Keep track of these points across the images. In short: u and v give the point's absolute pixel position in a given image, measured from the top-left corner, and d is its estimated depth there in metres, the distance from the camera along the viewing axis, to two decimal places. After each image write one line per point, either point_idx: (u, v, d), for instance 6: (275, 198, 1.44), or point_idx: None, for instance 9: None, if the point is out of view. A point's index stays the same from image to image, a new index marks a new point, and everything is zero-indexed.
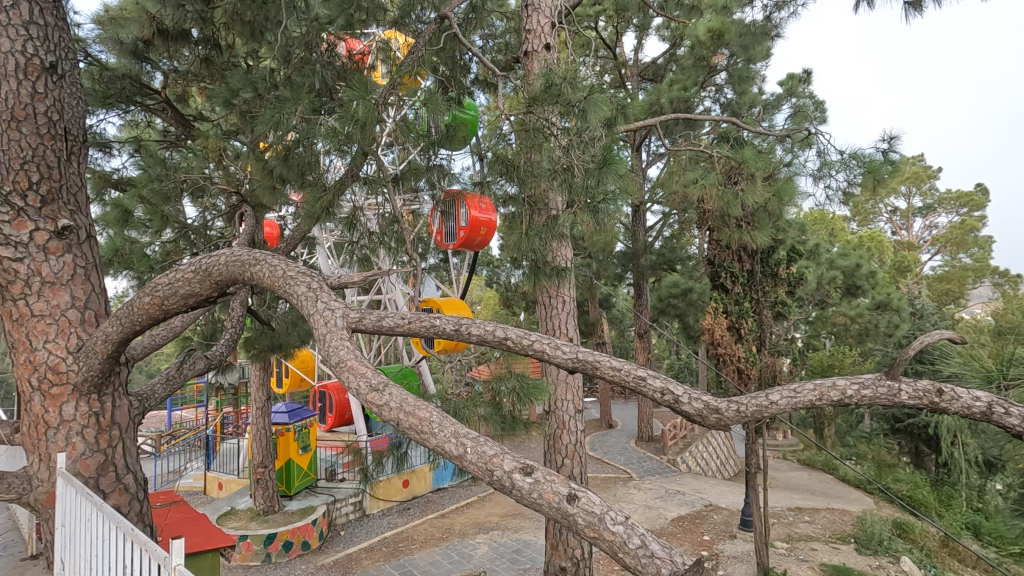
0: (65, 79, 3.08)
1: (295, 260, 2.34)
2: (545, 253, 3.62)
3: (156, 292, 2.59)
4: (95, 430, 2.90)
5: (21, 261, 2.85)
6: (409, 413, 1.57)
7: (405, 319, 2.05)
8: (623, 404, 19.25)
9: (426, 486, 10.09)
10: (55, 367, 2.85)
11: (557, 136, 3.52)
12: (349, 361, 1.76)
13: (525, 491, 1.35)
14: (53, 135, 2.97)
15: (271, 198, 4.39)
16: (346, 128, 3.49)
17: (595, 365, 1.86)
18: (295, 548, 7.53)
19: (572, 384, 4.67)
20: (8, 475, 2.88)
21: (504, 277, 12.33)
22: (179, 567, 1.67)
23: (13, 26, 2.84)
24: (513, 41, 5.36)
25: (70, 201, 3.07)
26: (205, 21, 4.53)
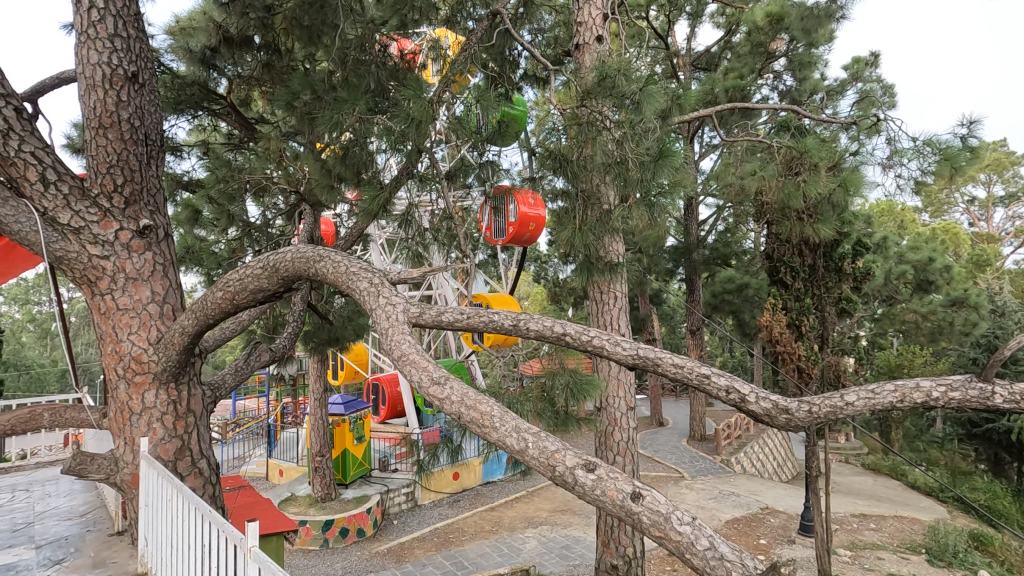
0: (144, 87, 3.28)
1: (357, 255, 2.42)
2: (598, 249, 3.57)
3: (226, 287, 2.73)
4: (173, 416, 3.09)
5: (108, 258, 3.07)
6: (469, 407, 1.59)
7: (464, 314, 2.07)
8: (673, 402, 18.89)
9: (476, 479, 10.22)
10: (138, 357, 3.06)
11: (610, 129, 3.46)
12: (411, 355, 1.80)
13: (587, 487, 1.35)
14: (135, 140, 3.17)
15: (329, 196, 4.53)
16: (402, 127, 3.57)
17: (657, 362, 1.84)
18: (351, 535, 7.80)
19: (623, 380, 4.62)
20: (98, 457, 3.11)
21: (552, 273, 12.30)
22: (254, 549, 1.75)
23: (100, 40, 3.05)
24: (564, 34, 5.31)
25: (150, 202, 3.27)
26: (266, 26, 4.71)
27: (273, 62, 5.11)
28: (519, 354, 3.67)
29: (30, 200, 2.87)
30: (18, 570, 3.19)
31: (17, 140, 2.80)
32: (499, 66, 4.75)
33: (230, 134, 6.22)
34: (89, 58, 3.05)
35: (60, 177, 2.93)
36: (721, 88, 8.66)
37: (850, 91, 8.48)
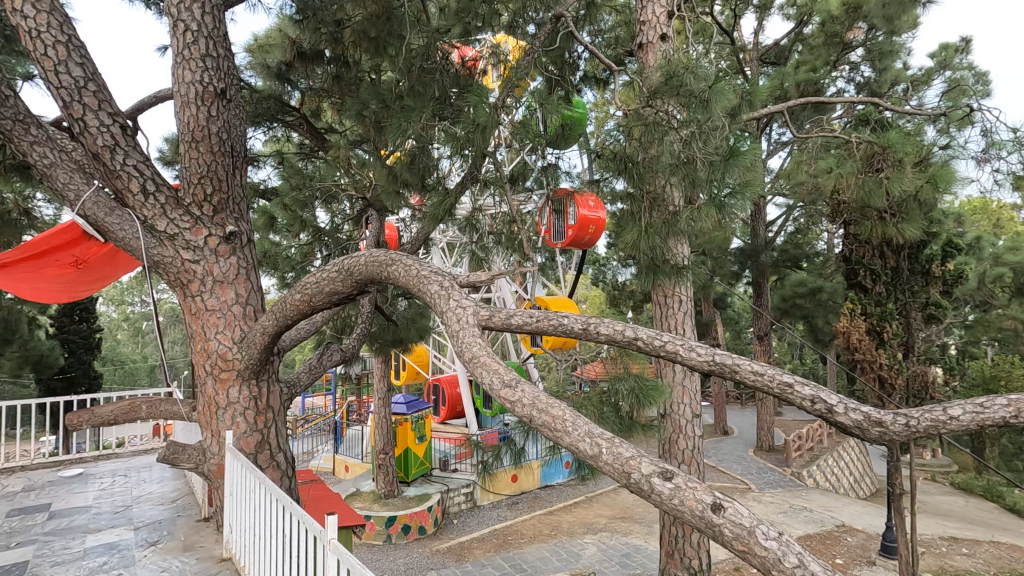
0: (231, 103, 3.49)
1: (427, 260, 2.48)
2: (664, 252, 3.48)
3: (304, 290, 2.86)
4: (255, 411, 3.28)
5: (198, 262, 3.29)
6: (541, 411, 1.61)
7: (534, 317, 2.08)
8: (738, 410, 18.18)
9: (534, 482, 10.21)
10: (224, 355, 3.27)
11: (677, 128, 3.38)
12: (481, 357, 1.84)
13: (665, 496, 1.33)
14: (223, 152, 3.39)
15: (394, 201, 4.66)
16: (466, 133, 3.63)
17: (735, 368, 1.79)
18: (412, 532, 7.98)
19: (689, 386, 4.48)
20: (189, 447, 3.34)
21: (611, 275, 12.09)
22: (333, 541, 1.82)
23: (194, 60, 3.29)
24: (624, 34, 5.23)
25: (235, 210, 3.50)
26: (336, 40, 4.92)
27: (342, 74, 5.35)
28: (580, 358, 3.59)
29: (134, 209, 3.16)
30: (119, 549, 3.46)
31: (123, 155, 3.08)
32: (559, 69, 4.74)
33: (301, 143, 6.53)
34: (184, 77, 3.29)
35: (158, 188, 3.19)
36: (791, 82, 8.27)
37: (938, 80, 7.87)
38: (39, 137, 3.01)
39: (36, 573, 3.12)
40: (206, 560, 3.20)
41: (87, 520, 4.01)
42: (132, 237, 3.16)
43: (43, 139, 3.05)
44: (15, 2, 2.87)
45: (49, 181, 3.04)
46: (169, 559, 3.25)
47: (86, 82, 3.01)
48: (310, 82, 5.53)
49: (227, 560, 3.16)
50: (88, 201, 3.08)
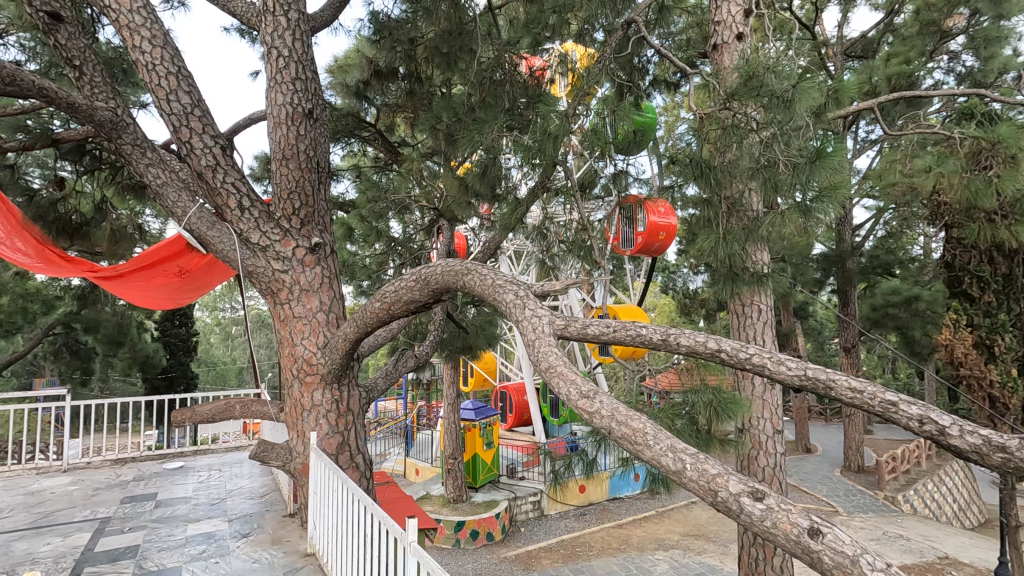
0: (318, 122, 3.71)
1: (502, 269, 2.53)
2: (743, 259, 3.33)
3: (384, 299, 2.97)
4: (336, 414, 3.45)
5: (287, 272, 3.51)
6: (621, 423, 1.62)
7: (611, 328, 2.05)
8: (822, 426, 17.03)
9: (602, 494, 10.03)
10: (309, 360, 3.46)
11: (757, 130, 3.24)
12: (558, 367, 1.86)
13: (756, 517, 1.29)
14: (310, 168, 3.60)
15: (465, 211, 4.75)
16: (538, 143, 3.66)
17: (830, 385, 1.69)
18: (481, 538, 8.05)
19: (770, 401, 4.24)
20: (278, 445, 3.55)
21: (683, 283, 11.70)
22: (414, 544, 1.87)
23: (285, 84, 3.53)
24: (696, 35, 5.08)
25: (320, 222, 3.69)
26: (410, 58, 5.12)
27: (415, 89, 5.54)
28: (651, 369, 3.48)
29: (232, 223, 3.42)
30: (216, 538, 3.72)
31: (223, 173, 3.35)
32: (628, 74, 4.68)
33: (376, 157, 6.80)
34: (277, 100, 3.54)
35: (253, 203, 3.43)
36: (881, 76, 7.70)
37: None
38: (154, 159, 3.44)
39: (146, 557, 3.42)
40: (292, 554, 3.38)
41: (188, 510, 4.34)
42: (230, 249, 3.44)
43: (157, 161, 3.46)
44: (135, 40, 3.22)
45: (161, 199, 3.45)
46: (260, 551, 3.47)
47: (193, 108, 3.30)
48: (385, 99, 5.77)
49: (311, 555, 3.33)
50: (194, 216, 3.43)
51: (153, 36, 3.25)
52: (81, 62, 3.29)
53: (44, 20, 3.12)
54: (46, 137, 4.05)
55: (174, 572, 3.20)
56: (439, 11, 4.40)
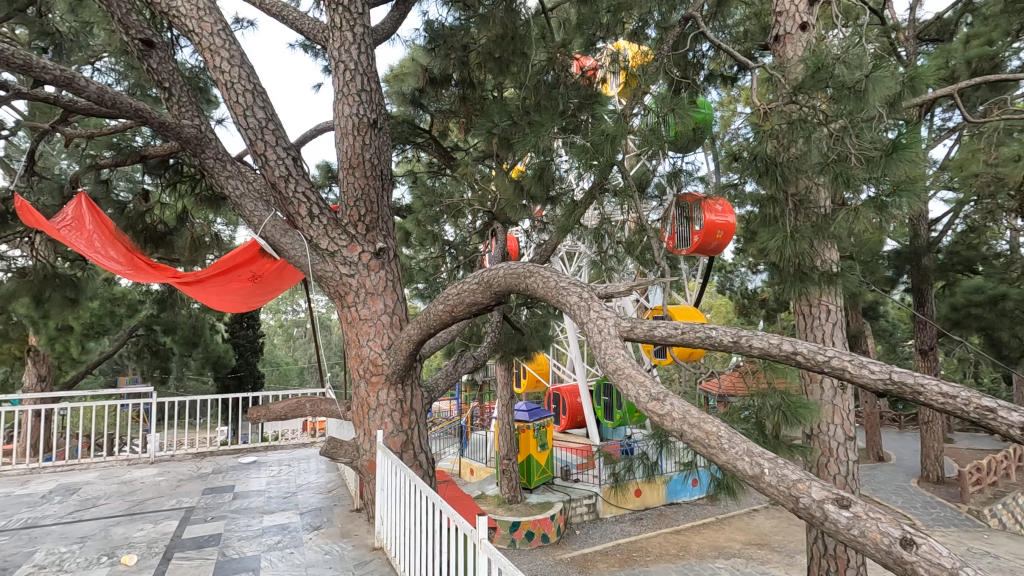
0: (381, 131, 3.85)
1: (565, 272, 2.57)
2: (812, 258, 3.20)
3: (447, 301, 3.04)
4: (400, 414, 3.56)
5: (353, 276, 3.64)
6: (693, 426, 1.64)
7: (678, 329, 2.04)
8: (896, 434, 16.05)
9: (659, 498, 9.84)
10: (375, 360, 3.58)
11: (826, 123, 3.10)
12: (626, 369, 1.89)
13: (842, 525, 1.29)
14: (374, 176, 3.73)
15: (519, 214, 4.78)
16: (594, 144, 3.64)
17: (918, 390, 1.61)
18: (536, 539, 8.03)
19: (840, 406, 4.05)
20: (345, 443, 3.70)
21: (741, 283, 11.30)
22: (484, 542, 1.91)
23: (351, 96, 3.68)
24: (755, 26, 4.90)
25: (384, 228, 3.82)
26: (464, 64, 5.20)
27: (468, 95, 5.62)
28: (703, 372, 3.23)
29: (303, 230, 3.60)
30: (289, 530, 3.91)
31: (295, 183, 3.53)
32: (682, 70, 4.54)
33: (430, 162, 6.93)
34: (344, 112, 3.70)
35: (322, 211, 3.60)
36: (960, 60, 7.19)
37: None
38: (233, 172, 3.67)
39: (228, 545, 3.65)
40: (360, 548, 3.51)
41: (262, 503, 4.57)
42: (302, 254, 3.62)
43: (236, 173, 3.69)
44: (216, 60, 3.45)
45: (240, 208, 3.68)
46: (331, 544, 3.62)
47: (267, 122, 3.51)
48: (439, 105, 5.89)
49: (378, 549, 3.45)
50: (268, 225, 3.63)
51: (231, 57, 3.47)
52: (170, 83, 3.55)
53: (138, 46, 3.40)
54: (136, 154, 4.40)
55: (253, 560, 3.39)
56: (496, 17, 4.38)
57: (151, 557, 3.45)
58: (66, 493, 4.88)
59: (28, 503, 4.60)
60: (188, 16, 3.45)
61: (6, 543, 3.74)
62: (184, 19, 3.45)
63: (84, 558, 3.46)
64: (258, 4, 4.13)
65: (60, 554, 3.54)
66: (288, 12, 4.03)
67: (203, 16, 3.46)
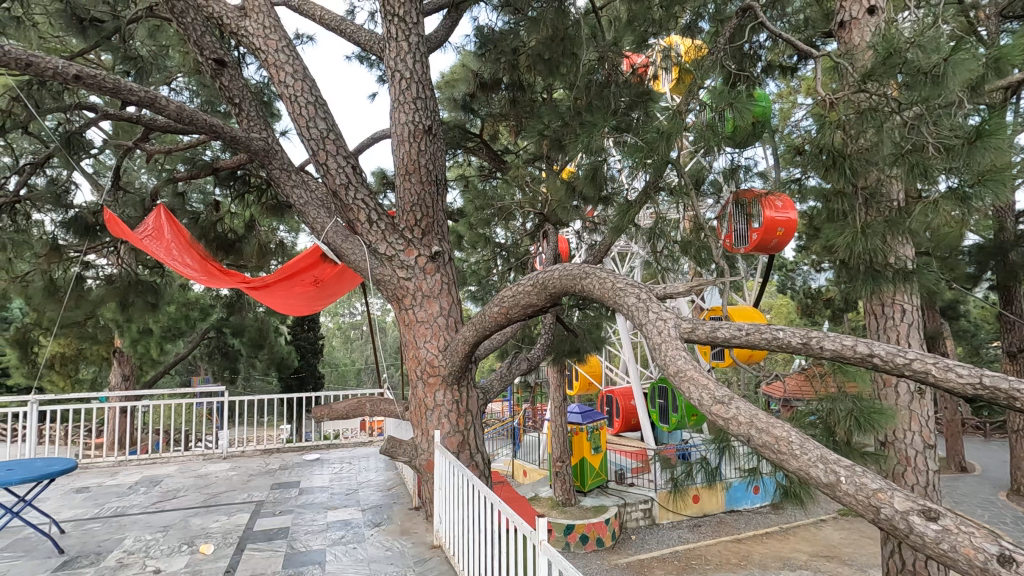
0: (436, 137, 3.93)
1: (621, 272, 2.54)
2: (886, 255, 3.02)
3: (502, 303, 3.07)
4: (457, 415, 3.62)
5: (410, 279, 3.73)
6: (762, 431, 1.61)
7: (742, 330, 1.99)
8: (981, 443, 14.87)
9: (718, 505, 9.52)
10: (432, 362, 3.65)
11: (899, 111, 2.92)
12: (688, 371, 1.87)
13: (930, 539, 1.22)
14: (429, 181, 3.82)
15: (571, 215, 4.76)
16: (648, 142, 3.58)
17: (1014, 396, 1.48)
18: (591, 543, 7.94)
19: (918, 412, 3.80)
20: (404, 442, 3.78)
21: (804, 282, 10.80)
22: (544, 543, 1.91)
23: (407, 103, 3.78)
24: (817, 13, 4.67)
25: (439, 232, 3.89)
26: (514, 67, 5.24)
27: (518, 98, 5.65)
28: (764, 374, 3.07)
29: (363, 236, 3.72)
30: (352, 525, 4.05)
31: (354, 190, 3.65)
32: (738, 63, 4.36)
33: (481, 165, 7.00)
34: (400, 119, 3.80)
35: (380, 217, 3.70)
36: None
37: None
38: (297, 181, 3.85)
39: (295, 538, 3.81)
40: (420, 545, 3.59)
41: (326, 499, 4.75)
42: (362, 259, 3.74)
43: (300, 183, 3.86)
44: (281, 75, 3.62)
45: (304, 216, 3.85)
46: (391, 540, 3.72)
47: (328, 133, 3.65)
48: (490, 109, 5.96)
49: (437, 547, 3.52)
50: (330, 231, 3.77)
51: (295, 71, 3.64)
52: (241, 99, 3.75)
53: (211, 66, 3.63)
54: (208, 167, 4.68)
55: (319, 553, 3.53)
56: (546, 20, 4.39)
57: (226, 547, 3.66)
58: (150, 485, 5.24)
59: (117, 493, 4.96)
60: (255, 36, 3.66)
61: (99, 529, 4.06)
62: (253, 38, 3.66)
63: (167, 545, 3.71)
64: (318, 20, 4.31)
65: (146, 541, 3.81)
66: (346, 26, 4.18)
67: (269, 34, 3.65)
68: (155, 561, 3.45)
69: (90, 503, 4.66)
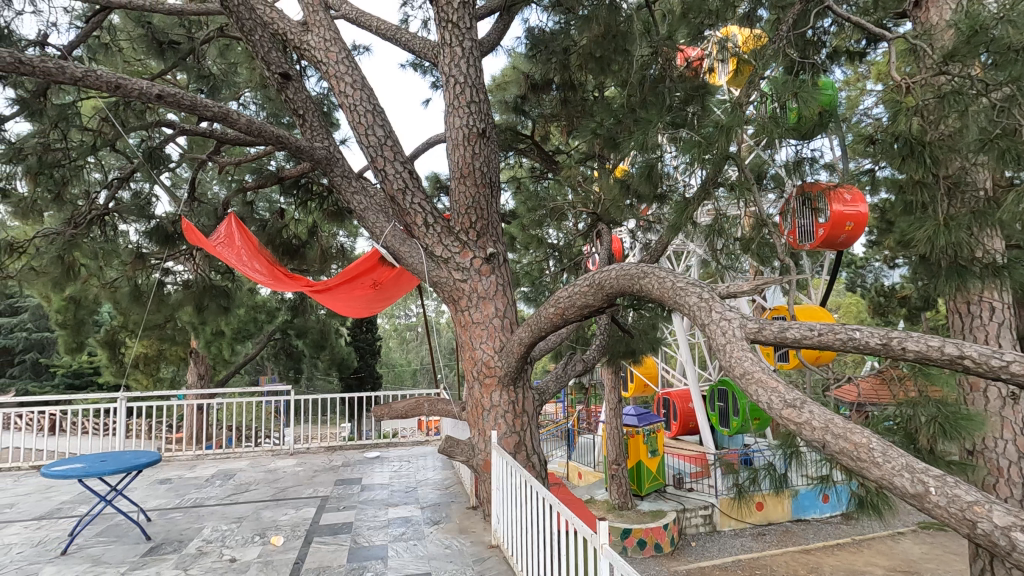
0: (490, 140, 3.96)
1: (681, 271, 2.49)
2: (973, 248, 2.79)
3: (558, 304, 3.06)
4: (513, 415, 3.64)
5: (466, 281, 3.77)
6: (839, 436, 1.59)
7: (814, 331, 1.90)
8: None
9: (783, 515, 9.10)
10: (488, 363, 3.68)
11: (987, 93, 2.69)
12: (756, 373, 1.83)
13: None
14: (484, 183, 3.86)
15: (626, 214, 4.70)
16: (706, 136, 3.47)
17: None
18: (648, 548, 7.76)
19: (1011, 419, 3.51)
20: (462, 442, 3.83)
21: (876, 279, 10.16)
22: (606, 547, 1.88)
23: (461, 108, 3.84)
24: None
25: (494, 234, 3.92)
26: (565, 67, 5.21)
27: (569, 97, 5.61)
28: (832, 377, 2.90)
29: (420, 239, 3.80)
30: (412, 522, 4.14)
31: (411, 195, 3.74)
32: (801, 50, 4.13)
33: (533, 166, 6.99)
34: (455, 123, 3.86)
35: (436, 220, 3.77)
36: None
37: None
38: (357, 188, 3.99)
39: (359, 533, 3.94)
40: (478, 544, 3.63)
41: (387, 496, 4.88)
42: (419, 262, 3.82)
43: (360, 189, 4.00)
44: (341, 85, 3.76)
45: (364, 221, 3.98)
46: (450, 538, 3.78)
47: (386, 139, 3.75)
48: (541, 110, 5.96)
49: (495, 546, 3.55)
50: (389, 235, 3.88)
51: (354, 81, 3.77)
52: (304, 110, 3.91)
53: (277, 79, 3.80)
54: (274, 176, 4.90)
55: (381, 549, 3.63)
56: (597, 17, 4.34)
57: (295, 540, 3.83)
58: (225, 478, 5.55)
59: (196, 485, 5.29)
60: (317, 49, 3.81)
61: (180, 518, 4.34)
62: (314, 51, 3.82)
63: (241, 536, 3.92)
64: (375, 30, 4.44)
65: (223, 531, 4.04)
66: (401, 34, 4.29)
67: (329, 46, 3.80)
68: (231, 551, 3.65)
69: (172, 494, 4.99)
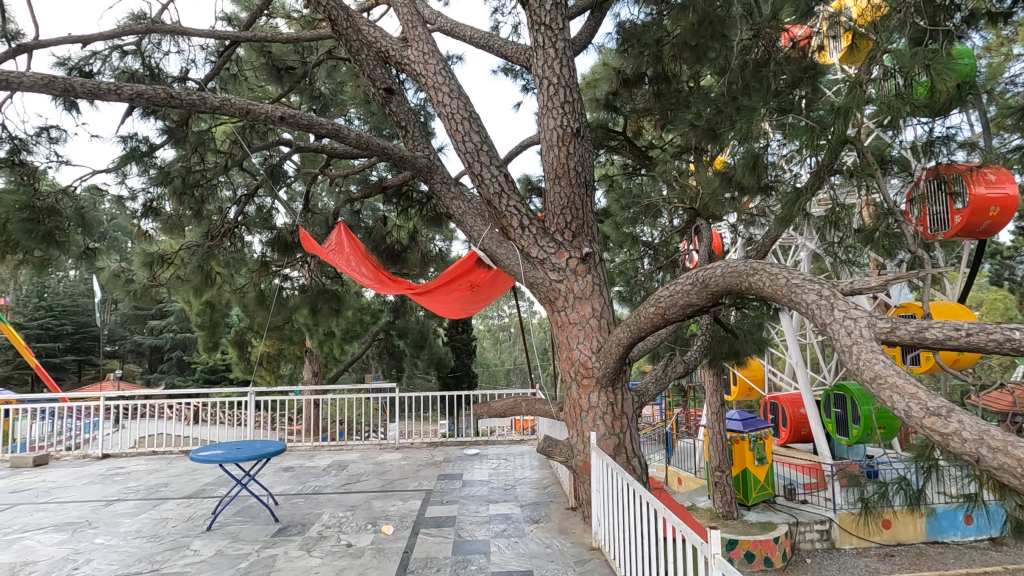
0: (584, 139, 3.95)
1: (795, 267, 2.32)
2: None
3: (658, 304, 2.97)
4: (612, 417, 3.60)
5: (562, 281, 3.78)
6: (998, 451, 1.41)
7: (961, 331, 1.70)
8: None
9: (917, 535, 8.17)
10: (586, 364, 3.66)
11: None
12: (891, 378, 1.68)
13: None
14: (578, 183, 3.85)
15: (728, 208, 4.46)
16: (818, 121, 3.22)
17: None
18: (758, 562, 7.29)
19: None
20: (560, 442, 3.83)
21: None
22: (718, 557, 1.79)
23: (554, 108, 3.85)
24: None
25: (588, 234, 3.89)
26: (658, 59, 5.05)
27: (663, 90, 5.44)
28: (977, 384, 2.55)
29: (516, 241, 3.85)
30: (512, 520, 4.20)
31: (507, 198, 3.80)
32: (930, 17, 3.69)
33: (626, 163, 6.84)
34: (548, 125, 3.88)
35: (531, 222, 3.81)
36: None
37: None
38: (455, 193, 4.13)
39: (462, 527, 4.07)
40: (579, 546, 3.62)
41: (486, 492, 5.00)
42: (515, 263, 3.89)
43: (458, 194, 4.14)
44: (439, 95, 3.92)
45: (462, 225, 4.11)
46: (551, 537, 3.80)
47: (482, 145, 3.85)
48: (634, 105, 5.81)
49: (596, 549, 3.52)
50: (485, 237, 3.98)
51: (450, 90, 3.91)
52: (405, 122, 4.12)
53: (381, 94, 4.03)
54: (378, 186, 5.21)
55: (483, 544, 3.73)
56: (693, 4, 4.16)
57: (403, 530, 4.03)
58: (339, 468, 5.97)
59: (314, 474, 5.74)
60: (416, 62, 4.00)
61: (302, 503, 4.73)
62: (414, 65, 4.01)
63: (356, 523, 4.20)
64: (469, 40, 4.57)
65: (340, 517, 4.36)
66: (494, 41, 4.38)
67: (428, 59, 3.97)
68: (347, 537, 3.92)
69: (295, 481, 5.46)
